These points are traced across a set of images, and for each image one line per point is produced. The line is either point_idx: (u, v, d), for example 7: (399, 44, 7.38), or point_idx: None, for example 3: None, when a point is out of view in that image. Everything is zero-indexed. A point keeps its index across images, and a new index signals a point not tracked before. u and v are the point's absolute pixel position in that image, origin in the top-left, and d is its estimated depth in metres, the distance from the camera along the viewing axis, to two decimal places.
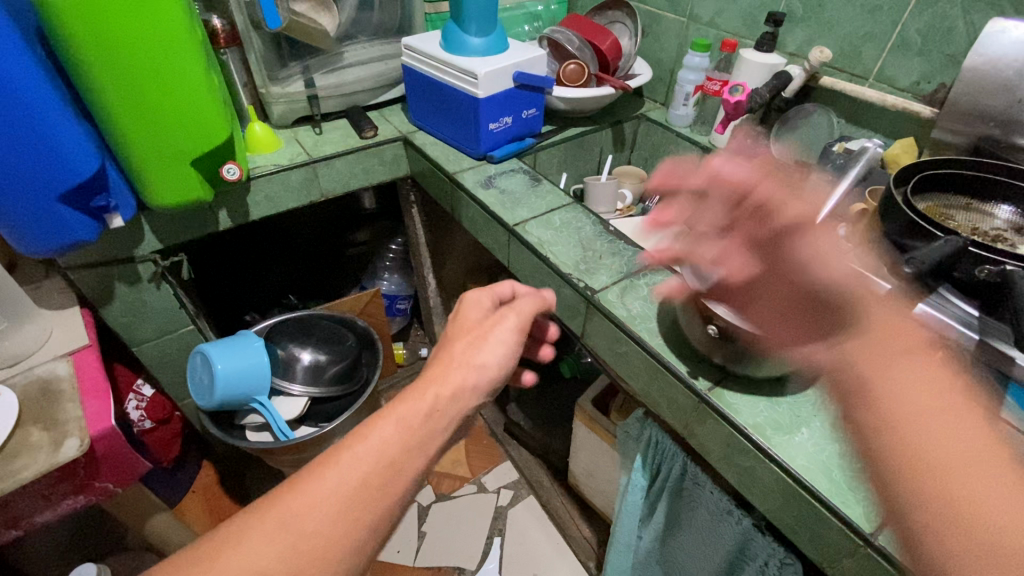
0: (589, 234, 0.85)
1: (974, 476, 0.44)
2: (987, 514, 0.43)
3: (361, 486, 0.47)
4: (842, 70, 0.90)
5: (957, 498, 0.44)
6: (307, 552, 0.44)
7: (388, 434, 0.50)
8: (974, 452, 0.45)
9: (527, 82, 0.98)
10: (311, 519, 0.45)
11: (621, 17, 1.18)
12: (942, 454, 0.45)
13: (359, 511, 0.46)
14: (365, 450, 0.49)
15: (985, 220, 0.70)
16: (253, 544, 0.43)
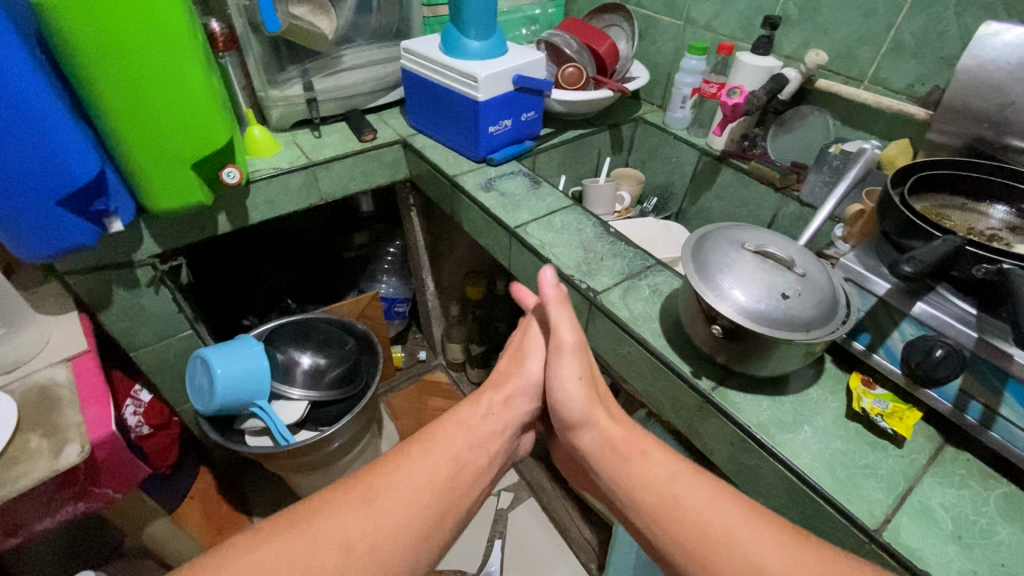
0: (590, 236, 0.85)
1: (676, 524, 0.53)
2: (739, 540, 0.50)
3: (442, 472, 0.58)
4: (838, 72, 0.91)
5: (695, 549, 0.51)
6: (388, 528, 0.52)
7: (471, 418, 0.67)
8: (659, 483, 0.56)
9: (527, 85, 0.98)
10: (389, 507, 0.53)
11: (618, 21, 1.18)
12: (667, 491, 0.55)
13: (437, 503, 0.56)
14: (451, 438, 0.63)
15: (981, 220, 0.70)
16: (347, 514, 0.51)
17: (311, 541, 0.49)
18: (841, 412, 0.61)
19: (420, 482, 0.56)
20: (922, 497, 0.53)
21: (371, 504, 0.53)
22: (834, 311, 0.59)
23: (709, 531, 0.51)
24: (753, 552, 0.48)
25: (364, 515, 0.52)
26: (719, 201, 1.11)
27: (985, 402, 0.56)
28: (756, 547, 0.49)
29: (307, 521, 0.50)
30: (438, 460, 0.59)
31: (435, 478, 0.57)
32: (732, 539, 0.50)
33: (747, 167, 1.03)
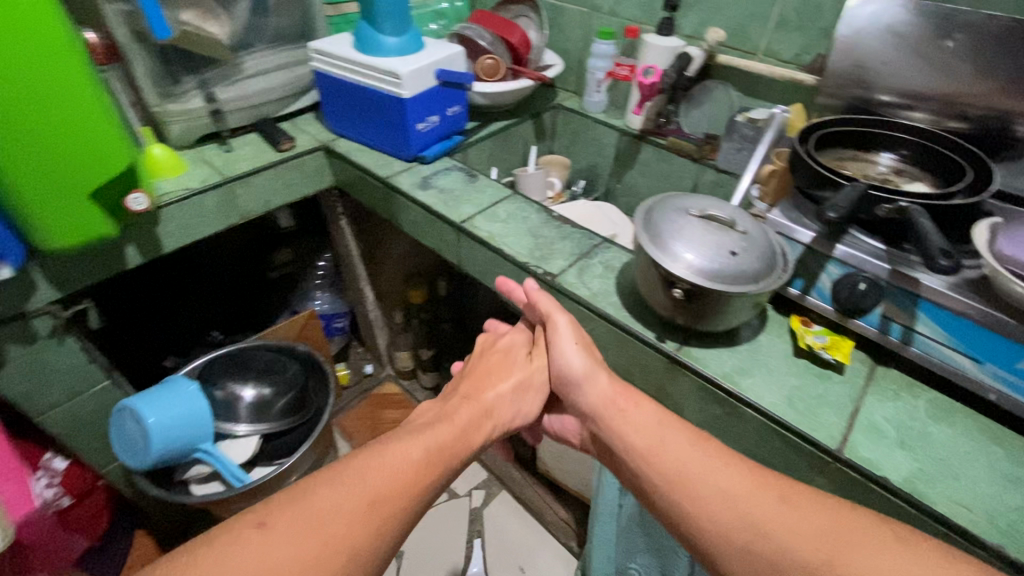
0: (536, 223, 0.87)
1: (702, 499, 0.56)
2: (750, 508, 0.53)
3: (379, 497, 0.51)
4: (735, 47, 0.98)
5: (707, 521, 0.55)
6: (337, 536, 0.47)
7: (408, 452, 0.57)
8: (678, 461, 0.60)
9: (448, 79, 0.97)
10: (300, 556, 0.44)
11: (526, 11, 1.21)
12: (681, 465, 0.59)
13: (388, 507, 0.51)
14: (386, 470, 0.54)
15: (871, 167, 0.80)
16: (280, 540, 0.45)
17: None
18: (790, 351, 0.67)
19: (347, 519, 0.48)
20: (868, 414, 0.60)
21: (293, 552, 0.44)
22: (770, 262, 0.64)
23: (723, 501, 0.55)
24: (763, 517, 0.52)
25: (288, 552, 0.44)
26: (643, 177, 1.17)
27: (903, 322, 0.64)
28: (757, 508, 0.53)
29: (214, 574, 0.42)
30: (371, 497, 0.50)
31: (362, 520, 0.49)
32: (735, 503, 0.54)
33: (665, 143, 1.09)
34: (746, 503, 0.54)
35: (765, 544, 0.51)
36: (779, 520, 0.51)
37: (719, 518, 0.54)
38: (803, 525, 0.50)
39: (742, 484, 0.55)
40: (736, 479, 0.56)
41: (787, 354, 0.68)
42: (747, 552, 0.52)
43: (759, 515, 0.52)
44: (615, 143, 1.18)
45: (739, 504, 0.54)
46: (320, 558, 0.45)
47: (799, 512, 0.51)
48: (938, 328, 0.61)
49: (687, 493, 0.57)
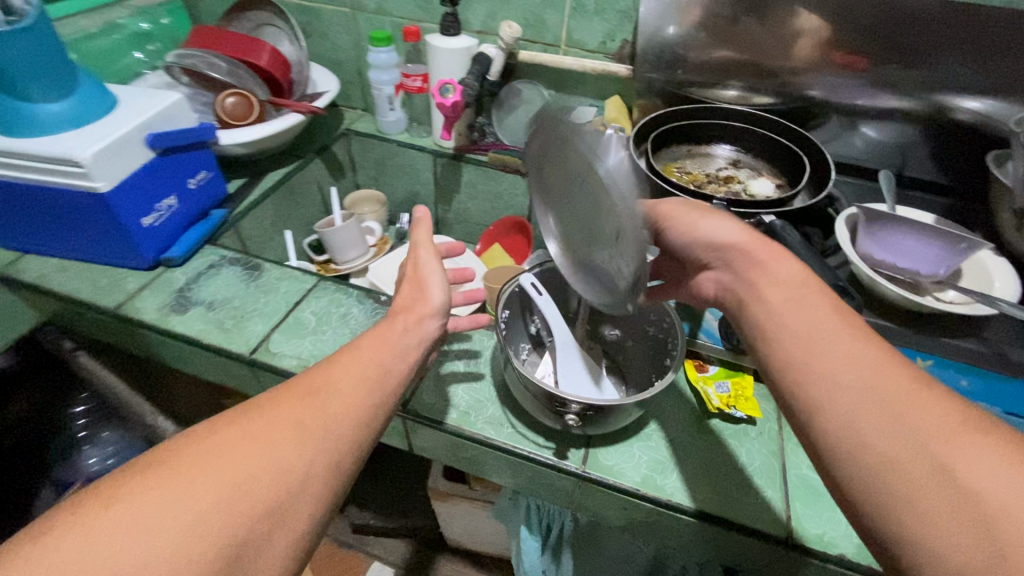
0: (360, 320, 0.65)
1: (820, 358, 0.36)
2: (880, 399, 0.34)
3: (319, 413, 0.40)
4: (534, 41, 0.84)
5: (808, 385, 0.36)
6: (283, 455, 0.37)
7: (372, 340, 0.47)
8: (810, 310, 0.39)
9: (171, 144, 0.66)
10: (236, 475, 0.34)
11: (269, 18, 0.92)
12: (819, 321, 0.38)
13: (343, 418, 0.40)
14: (334, 377, 0.43)
15: (711, 162, 0.74)
16: (210, 457, 0.35)
17: (155, 502, 0.32)
18: (698, 413, 0.58)
19: (303, 418, 0.39)
20: (796, 468, 0.54)
21: (242, 461, 0.35)
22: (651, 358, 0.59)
23: (857, 369, 0.35)
24: (873, 410, 0.33)
25: (239, 461, 0.35)
26: (473, 200, 1.00)
27: None
28: (909, 409, 0.33)
29: (139, 498, 0.32)
30: (311, 403, 0.40)
31: (324, 414, 0.40)
32: (861, 375, 0.35)
33: (488, 160, 0.93)
34: (875, 388, 0.34)
35: (853, 438, 0.33)
36: (919, 438, 0.32)
37: (822, 376, 0.36)
38: (958, 456, 0.30)
39: (891, 371, 0.35)
40: (892, 371, 0.35)
41: (696, 416, 0.58)
42: (841, 450, 0.33)
43: (890, 411, 0.33)
44: (430, 167, 0.98)
45: (871, 380, 0.34)
46: (274, 464, 0.36)
47: (952, 429, 0.32)
48: None
49: (804, 342, 0.38)
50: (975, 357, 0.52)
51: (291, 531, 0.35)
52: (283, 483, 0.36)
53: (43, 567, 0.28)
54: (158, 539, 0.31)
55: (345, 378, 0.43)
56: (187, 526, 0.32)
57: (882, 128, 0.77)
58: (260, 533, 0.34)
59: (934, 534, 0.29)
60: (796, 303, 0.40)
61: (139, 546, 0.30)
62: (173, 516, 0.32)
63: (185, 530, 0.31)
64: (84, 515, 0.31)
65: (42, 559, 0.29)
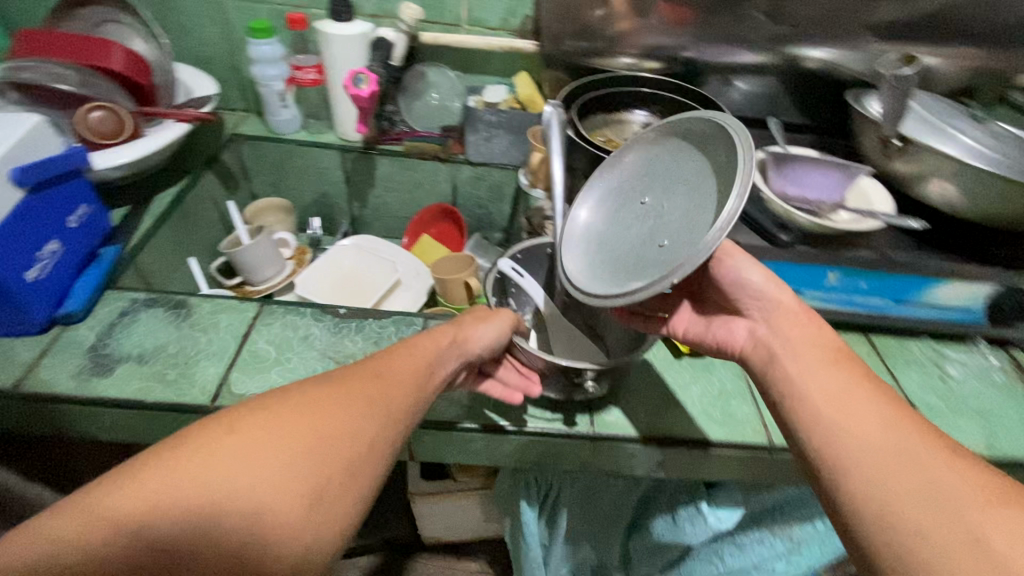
0: (326, 337, 0.61)
1: (853, 408, 0.41)
2: (901, 446, 0.38)
3: (377, 407, 0.41)
4: (434, 22, 0.82)
5: (838, 426, 0.40)
6: (344, 439, 0.38)
7: (433, 340, 0.49)
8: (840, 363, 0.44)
9: (40, 175, 0.55)
10: (305, 451, 0.36)
11: (112, 14, 0.79)
12: (849, 375, 0.43)
13: (396, 415, 0.42)
14: (394, 379, 0.44)
15: (627, 128, 0.80)
16: (283, 429, 0.37)
17: (262, 445, 0.36)
18: (671, 357, 0.65)
19: (371, 395, 0.41)
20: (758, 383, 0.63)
21: (316, 423, 0.38)
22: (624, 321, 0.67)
23: (883, 420, 0.40)
24: (889, 469, 0.38)
25: (316, 425, 0.38)
26: (391, 193, 0.96)
27: None
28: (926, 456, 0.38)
29: (236, 443, 0.35)
30: (371, 396, 0.41)
31: (388, 398, 0.42)
32: (885, 426, 0.40)
33: (403, 149, 0.90)
34: (896, 446, 0.38)
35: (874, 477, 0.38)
36: (931, 490, 0.36)
37: (846, 421, 0.40)
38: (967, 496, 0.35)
39: (908, 425, 0.40)
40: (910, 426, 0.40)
41: (669, 360, 0.65)
42: (860, 493, 0.38)
43: (908, 458, 0.38)
44: (339, 165, 0.92)
45: (896, 429, 0.39)
46: (347, 433, 0.38)
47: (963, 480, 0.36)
48: None
49: (838, 390, 0.42)
50: (868, 264, 0.63)
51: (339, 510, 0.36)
52: (353, 450, 0.38)
53: (162, 491, 0.32)
54: (254, 481, 0.34)
55: (403, 378, 0.44)
56: (275, 472, 0.35)
57: (754, 82, 0.88)
58: (312, 506, 0.35)
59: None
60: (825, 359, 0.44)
61: (220, 487, 0.33)
62: (264, 463, 0.35)
63: (273, 477, 0.35)
64: (189, 457, 0.34)
65: (149, 481, 0.32)
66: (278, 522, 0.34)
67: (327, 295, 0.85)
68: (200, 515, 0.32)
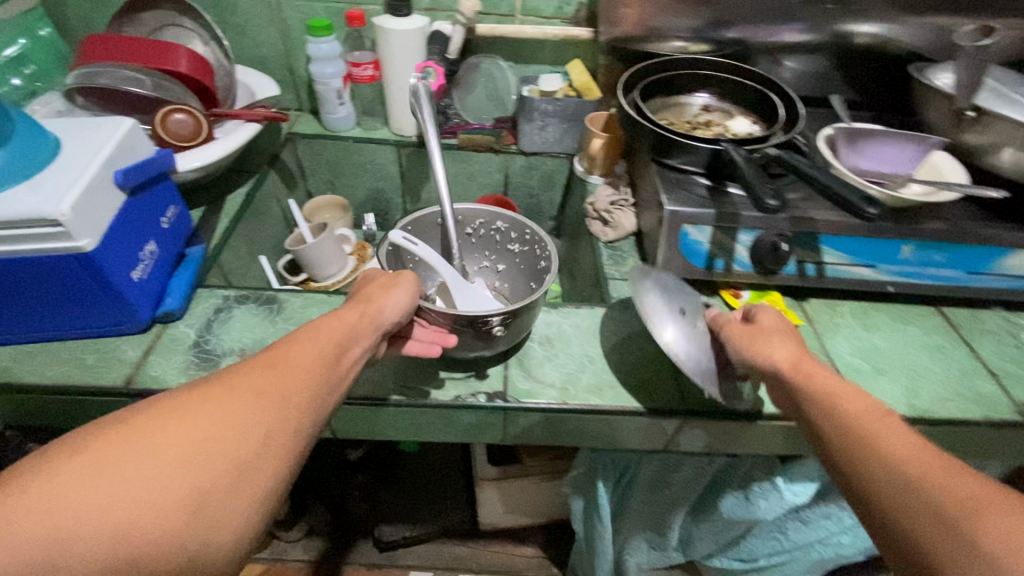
0: None
1: (916, 478, 0.35)
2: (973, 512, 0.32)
3: (263, 414, 0.38)
4: (490, 13, 0.83)
5: (905, 507, 0.34)
6: (220, 452, 0.35)
7: (317, 330, 0.46)
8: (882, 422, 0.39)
9: (140, 180, 0.56)
10: (166, 474, 0.33)
11: (175, 19, 0.80)
12: (895, 436, 0.38)
13: (284, 421, 0.39)
14: (285, 377, 0.41)
15: (688, 110, 0.80)
16: (149, 445, 0.34)
17: (127, 467, 0.33)
18: None
19: (273, 390, 0.40)
20: (839, 358, 0.64)
21: (207, 424, 0.36)
22: (523, 271, 0.84)
23: (940, 479, 0.34)
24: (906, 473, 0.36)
25: (204, 426, 0.36)
26: (444, 187, 0.98)
27: (814, 260, 0.67)
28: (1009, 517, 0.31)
29: (108, 454, 0.33)
30: (257, 401, 0.38)
31: (294, 391, 0.41)
32: (918, 474, 0.35)
33: (457, 142, 0.91)
34: (909, 457, 0.36)
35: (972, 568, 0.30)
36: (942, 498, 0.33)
37: (913, 503, 0.34)
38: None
39: (940, 461, 0.36)
40: (966, 478, 0.34)
41: None
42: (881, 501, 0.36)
43: (947, 508, 0.33)
44: (394, 161, 0.93)
45: (957, 489, 0.33)
46: (240, 431, 0.37)
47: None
48: (841, 253, 0.66)
49: (893, 463, 0.37)
50: (944, 235, 0.64)
51: (218, 534, 0.34)
52: (243, 454, 0.36)
53: (13, 517, 0.30)
54: (130, 494, 0.32)
55: (292, 377, 0.41)
56: (152, 483, 0.33)
57: (806, 61, 0.88)
58: (181, 534, 0.33)
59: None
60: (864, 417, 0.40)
61: (70, 519, 0.30)
62: (144, 471, 0.33)
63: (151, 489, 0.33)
64: (55, 476, 0.31)
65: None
66: (156, 541, 0.32)
67: None
68: (66, 542, 0.30)
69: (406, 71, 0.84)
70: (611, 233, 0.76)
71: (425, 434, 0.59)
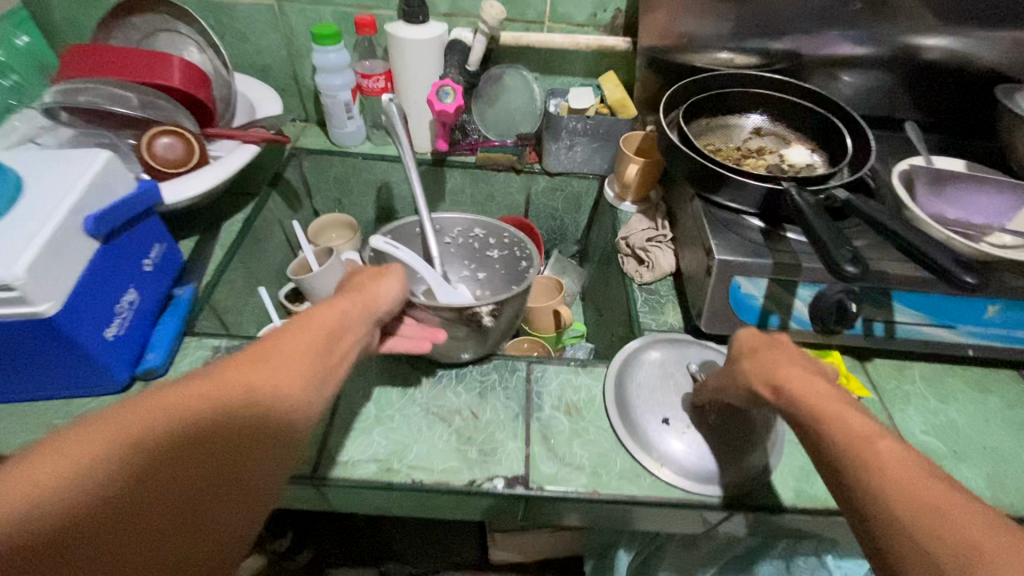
0: (426, 389, 0.55)
1: (918, 521, 0.30)
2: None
3: (254, 413, 0.34)
4: (516, 20, 0.74)
5: (913, 567, 0.29)
6: (208, 456, 0.31)
7: (312, 319, 0.41)
8: (874, 449, 0.34)
9: (114, 222, 0.49)
10: (145, 484, 0.29)
11: (169, 24, 0.73)
12: (890, 465, 0.33)
13: (277, 417, 0.35)
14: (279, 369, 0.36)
15: (736, 133, 0.71)
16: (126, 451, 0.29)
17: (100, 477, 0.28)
18: None
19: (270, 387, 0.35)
20: (911, 436, 0.55)
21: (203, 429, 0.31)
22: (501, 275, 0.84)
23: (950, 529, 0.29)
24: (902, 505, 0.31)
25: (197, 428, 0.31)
26: (460, 207, 0.90)
27: (884, 318, 0.58)
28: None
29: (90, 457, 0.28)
30: (248, 397, 0.34)
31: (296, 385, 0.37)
32: (912, 510, 0.30)
33: (475, 160, 0.83)
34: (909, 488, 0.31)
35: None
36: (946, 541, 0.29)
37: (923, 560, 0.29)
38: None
39: (944, 494, 0.31)
40: (968, 522, 0.29)
41: None
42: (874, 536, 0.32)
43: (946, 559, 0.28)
44: (406, 179, 0.85)
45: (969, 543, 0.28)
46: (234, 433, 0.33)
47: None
48: (916, 313, 0.57)
49: (888, 503, 0.31)
50: None
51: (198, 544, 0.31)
52: (231, 459, 0.32)
53: None
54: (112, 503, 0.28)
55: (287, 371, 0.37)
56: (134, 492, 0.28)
57: (870, 77, 0.78)
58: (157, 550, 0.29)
59: None
60: (857, 441, 0.35)
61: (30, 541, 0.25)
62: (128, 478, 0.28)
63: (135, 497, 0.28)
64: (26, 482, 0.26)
65: None
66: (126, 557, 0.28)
67: None
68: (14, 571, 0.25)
69: (422, 84, 0.76)
70: (648, 274, 0.67)
71: (435, 513, 0.52)
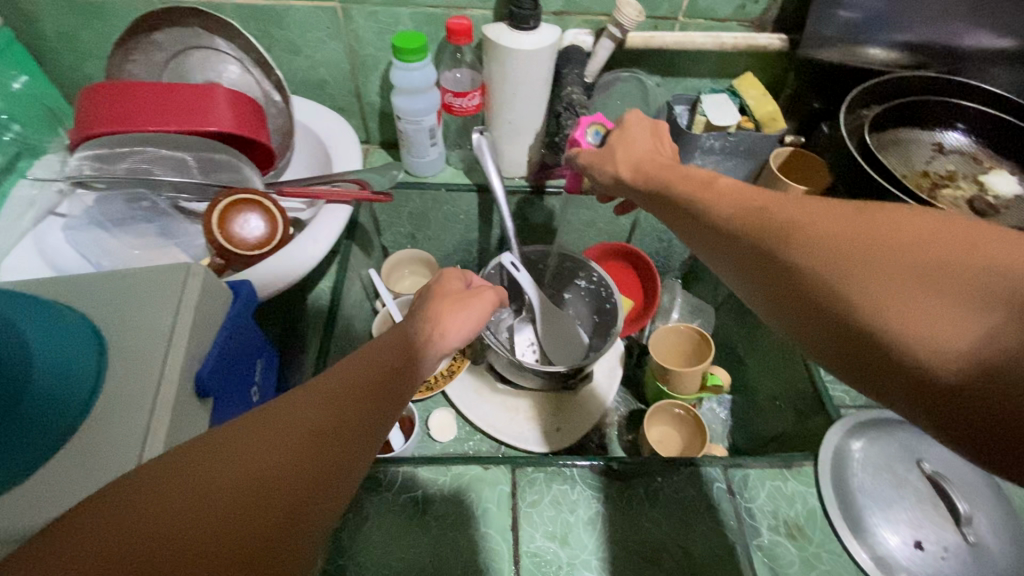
0: (610, 512, 0.45)
1: (859, 263, 0.28)
2: (911, 267, 0.26)
3: (292, 454, 0.25)
4: (645, 16, 0.59)
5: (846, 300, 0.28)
6: (249, 498, 0.23)
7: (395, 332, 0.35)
8: (731, 197, 0.36)
9: (208, 368, 0.36)
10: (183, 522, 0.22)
11: (205, 39, 0.56)
12: (747, 205, 0.34)
13: (319, 447, 0.26)
14: (344, 399, 0.28)
15: (917, 150, 0.60)
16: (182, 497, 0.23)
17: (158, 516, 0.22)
18: None
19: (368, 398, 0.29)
20: None
21: (284, 440, 0.25)
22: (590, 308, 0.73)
23: (840, 240, 0.29)
24: (844, 253, 0.28)
25: (274, 453, 0.25)
26: (553, 234, 0.78)
27: None
28: (936, 239, 0.27)
29: (140, 505, 0.22)
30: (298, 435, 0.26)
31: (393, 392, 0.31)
32: (853, 247, 0.28)
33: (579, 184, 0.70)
34: (853, 227, 0.29)
35: (914, 330, 0.25)
36: (897, 254, 0.27)
37: (848, 300, 0.28)
38: (990, 249, 0.25)
39: (852, 217, 0.29)
40: (899, 230, 0.28)
41: None
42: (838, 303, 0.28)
43: (928, 264, 0.26)
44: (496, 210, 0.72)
45: (851, 248, 0.28)
46: (302, 463, 0.25)
47: (942, 228, 0.27)
48: None
49: (836, 262, 0.28)
50: None
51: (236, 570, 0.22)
52: (272, 489, 0.24)
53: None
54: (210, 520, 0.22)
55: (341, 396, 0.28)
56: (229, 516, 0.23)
57: None
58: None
59: (956, 332, 0.24)
60: (718, 196, 0.37)
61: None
62: (217, 506, 0.23)
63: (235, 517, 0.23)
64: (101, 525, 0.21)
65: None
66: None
67: (489, 400, 0.70)
68: None
69: (529, 102, 0.61)
70: None
71: None
